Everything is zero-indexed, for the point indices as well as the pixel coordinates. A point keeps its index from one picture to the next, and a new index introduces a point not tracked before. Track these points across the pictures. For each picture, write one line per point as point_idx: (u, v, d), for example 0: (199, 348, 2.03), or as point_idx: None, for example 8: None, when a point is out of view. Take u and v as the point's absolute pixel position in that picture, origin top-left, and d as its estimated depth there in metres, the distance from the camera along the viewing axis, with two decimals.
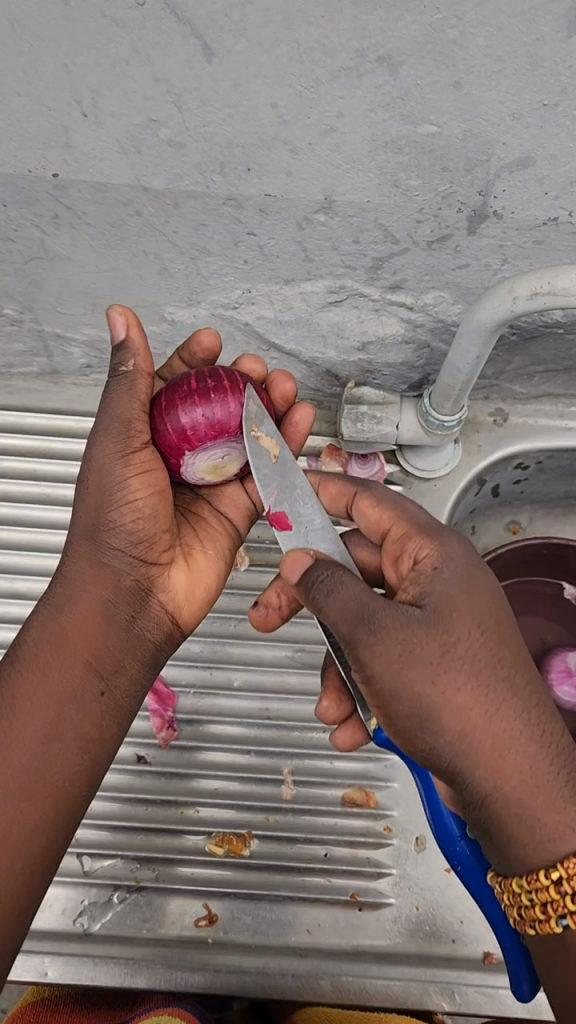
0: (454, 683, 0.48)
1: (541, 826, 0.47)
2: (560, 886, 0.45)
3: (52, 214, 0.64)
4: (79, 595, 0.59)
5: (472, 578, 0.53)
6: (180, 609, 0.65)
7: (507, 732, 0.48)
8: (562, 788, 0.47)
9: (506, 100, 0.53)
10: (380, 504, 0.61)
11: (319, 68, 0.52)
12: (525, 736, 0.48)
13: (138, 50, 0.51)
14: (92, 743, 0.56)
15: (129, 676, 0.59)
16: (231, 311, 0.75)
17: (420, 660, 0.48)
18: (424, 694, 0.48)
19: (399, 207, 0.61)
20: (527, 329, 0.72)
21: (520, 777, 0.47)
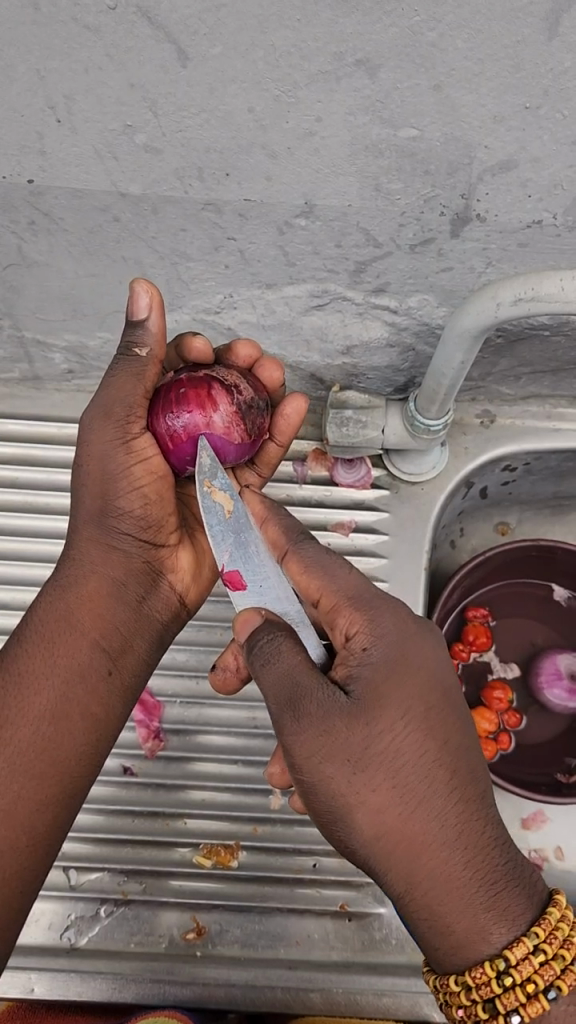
0: (371, 783, 0.47)
1: (452, 931, 0.47)
2: (470, 993, 0.46)
3: (28, 221, 0.63)
4: (89, 576, 0.60)
5: (401, 662, 0.51)
6: (187, 589, 0.68)
7: (424, 838, 0.47)
8: (475, 901, 0.46)
9: (487, 103, 0.52)
10: (310, 571, 0.55)
11: (297, 72, 0.51)
12: (442, 839, 0.47)
13: (112, 54, 0.50)
14: (100, 721, 0.57)
15: (136, 655, 0.62)
16: (213, 316, 0.74)
17: (338, 760, 0.47)
18: (342, 793, 0.47)
19: (381, 210, 0.60)
20: (513, 331, 0.71)
21: (434, 883, 0.47)
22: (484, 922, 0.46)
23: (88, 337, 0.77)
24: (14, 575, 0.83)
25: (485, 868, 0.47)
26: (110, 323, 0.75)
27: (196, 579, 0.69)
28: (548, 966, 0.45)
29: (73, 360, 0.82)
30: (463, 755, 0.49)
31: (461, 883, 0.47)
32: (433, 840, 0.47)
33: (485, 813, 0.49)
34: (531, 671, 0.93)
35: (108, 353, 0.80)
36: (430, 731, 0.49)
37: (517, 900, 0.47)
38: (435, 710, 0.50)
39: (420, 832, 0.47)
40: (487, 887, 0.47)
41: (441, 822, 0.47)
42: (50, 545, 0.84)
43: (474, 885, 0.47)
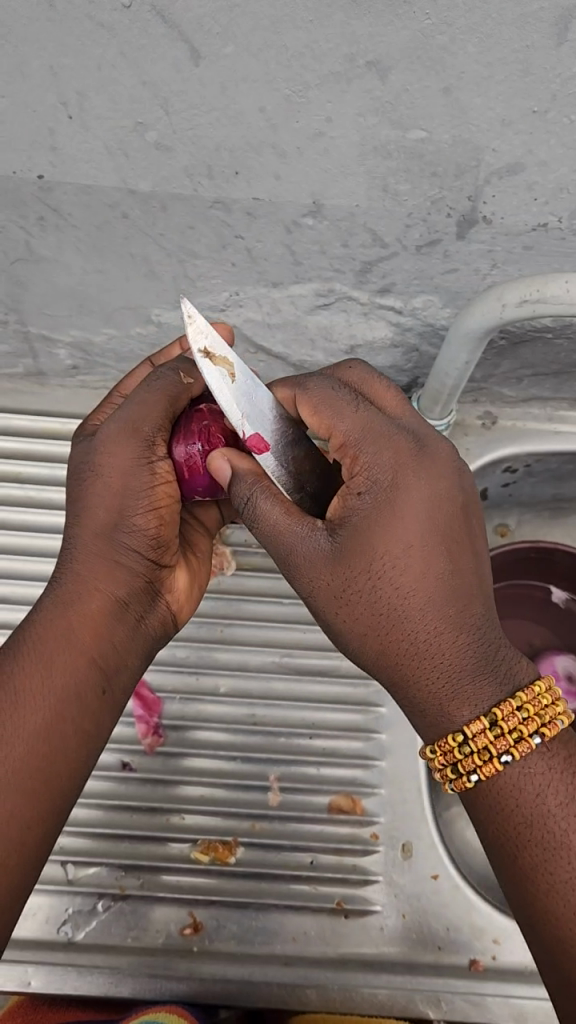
0: (369, 602, 0.54)
1: (448, 681, 0.52)
2: (493, 720, 0.50)
3: (37, 216, 0.63)
4: (92, 594, 0.59)
5: (395, 497, 0.54)
6: (180, 610, 0.68)
7: (411, 550, 0.53)
8: (450, 595, 0.53)
9: (496, 106, 0.53)
10: (317, 413, 0.57)
11: (309, 72, 0.51)
12: (434, 568, 0.53)
13: (125, 52, 0.51)
14: (89, 742, 0.56)
15: (127, 672, 0.60)
16: (218, 314, 0.74)
17: (341, 591, 0.55)
18: (345, 616, 0.55)
19: (388, 211, 0.61)
20: (516, 333, 0.72)
21: (422, 613, 0.53)
22: (454, 639, 0.53)
23: (93, 332, 0.78)
24: (15, 570, 0.83)
25: (453, 550, 0.54)
26: (116, 319, 0.76)
27: (188, 601, 0.69)
28: (530, 718, 0.50)
29: (77, 356, 0.82)
30: (461, 541, 0.55)
31: (439, 606, 0.53)
32: (412, 557, 0.53)
33: (477, 577, 0.55)
34: None
35: (112, 349, 0.80)
36: (395, 486, 0.55)
37: (483, 668, 0.52)
38: (448, 543, 0.54)
39: (400, 565, 0.53)
40: (470, 679, 0.52)
41: (420, 541, 0.54)
42: (51, 541, 0.84)
43: (445, 573, 0.53)
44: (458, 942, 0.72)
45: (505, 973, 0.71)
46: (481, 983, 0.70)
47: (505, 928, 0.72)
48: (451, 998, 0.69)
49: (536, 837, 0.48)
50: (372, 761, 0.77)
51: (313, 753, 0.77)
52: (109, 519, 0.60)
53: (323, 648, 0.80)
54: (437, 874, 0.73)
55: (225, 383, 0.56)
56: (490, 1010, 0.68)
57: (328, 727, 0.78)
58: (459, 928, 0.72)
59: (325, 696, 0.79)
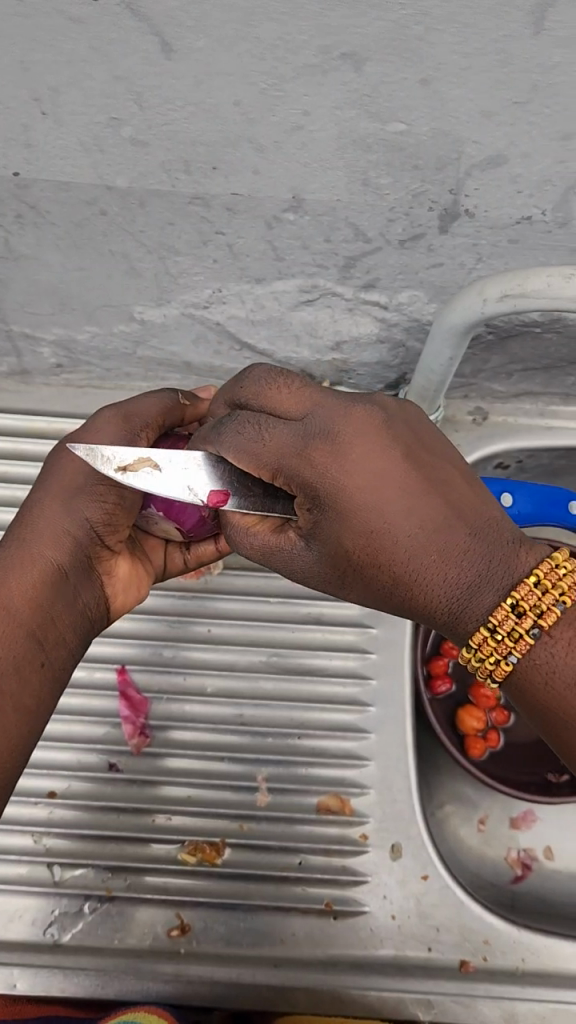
0: (366, 584, 0.55)
1: (458, 616, 0.53)
2: (497, 633, 0.51)
3: (15, 213, 0.63)
4: (37, 560, 0.57)
5: (334, 496, 0.52)
6: (119, 592, 0.65)
7: (374, 539, 0.52)
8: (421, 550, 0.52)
9: (475, 98, 0.52)
10: (242, 459, 0.53)
11: (283, 65, 0.50)
12: (398, 540, 0.52)
13: (96, 46, 0.50)
14: (29, 713, 0.54)
15: (69, 645, 0.58)
16: (202, 311, 0.73)
17: (343, 579, 0.56)
18: (356, 595, 0.57)
19: (370, 205, 0.60)
20: (504, 328, 0.71)
21: (410, 581, 0.53)
22: (452, 574, 0.52)
23: (77, 329, 0.77)
24: None
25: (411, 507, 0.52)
26: (99, 317, 0.75)
27: (129, 589, 0.66)
28: (524, 614, 0.50)
29: (62, 353, 0.81)
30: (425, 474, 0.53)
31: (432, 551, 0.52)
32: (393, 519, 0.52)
33: (454, 497, 0.53)
34: None
35: (97, 346, 0.79)
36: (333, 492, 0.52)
37: (479, 594, 0.52)
38: (406, 496, 0.52)
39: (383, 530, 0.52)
40: (472, 596, 0.52)
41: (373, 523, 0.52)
42: None
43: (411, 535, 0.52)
44: (447, 943, 0.70)
45: (496, 973, 0.70)
46: (471, 984, 0.69)
47: (495, 930, 0.71)
48: (441, 999, 0.69)
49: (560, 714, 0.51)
50: (361, 760, 0.76)
51: (303, 753, 0.76)
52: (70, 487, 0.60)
53: (309, 646, 0.79)
54: (427, 874, 0.72)
55: (152, 477, 0.56)
56: (480, 1012, 0.68)
57: (317, 726, 0.77)
58: (449, 928, 0.71)
59: (315, 695, 0.78)
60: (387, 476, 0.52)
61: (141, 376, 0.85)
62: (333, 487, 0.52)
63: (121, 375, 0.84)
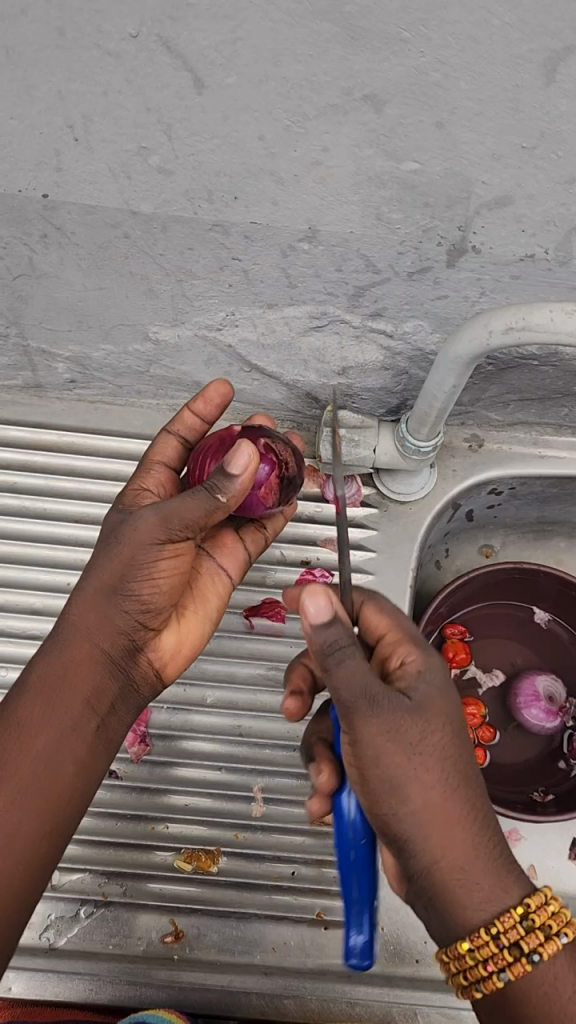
0: (418, 777, 0.49)
1: (466, 874, 0.48)
2: (498, 939, 0.46)
3: (41, 234, 0.65)
4: (87, 639, 0.58)
5: (435, 707, 0.52)
6: (165, 662, 0.65)
7: (456, 822, 0.49)
8: (483, 858, 0.48)
9: (487, 141, 0.55)
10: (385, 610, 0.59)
11: (307, 103, 0.53)
12: (465, 826, 0.49)
13: (130, 79, 0.53)
14: (87, 775, 0.55)
15: (120, 709, 0.59)
16: (215, 333, 0.76)
17: (412, 781, 0.49)
18: (386, 767, 0.49)
19: (381, 238, 0.63)
20: (503, 360, 0.74)
21: (461, 856, 0.48)
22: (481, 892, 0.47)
23: (92, 348, 0.79)
24: (9, 578, 0.84)
25: (481, 830, 0.49)
26: (115, 335, 0.77)
27: (175, 656, 0.66)
28: (533, 930, 0.46)
29: (76, 370, 0.83)
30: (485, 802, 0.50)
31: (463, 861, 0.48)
32: (419, 801, 0.49)
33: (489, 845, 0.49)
34: (510, 691, 0.94)
35: (110, 364, 0.82)
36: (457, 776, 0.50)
37: (506, 887, 0.47)
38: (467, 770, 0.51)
39: (455, 871, 0.48)
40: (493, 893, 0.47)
41: (449, 799, 0.49)
42: (44, 550, 0.85)
43: (480, 840, 0.48)
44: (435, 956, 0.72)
45: None
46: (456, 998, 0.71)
47: None
48: (427, 1011, 0.70)
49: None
50: None
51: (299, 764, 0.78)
52: (113, 580, 0.58)
53: None
54: None
55: None
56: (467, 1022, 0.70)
57: None
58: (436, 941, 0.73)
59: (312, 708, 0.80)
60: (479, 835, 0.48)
61: (151, 393, 0.87)
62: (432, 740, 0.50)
63: (132, 392, 0.87)
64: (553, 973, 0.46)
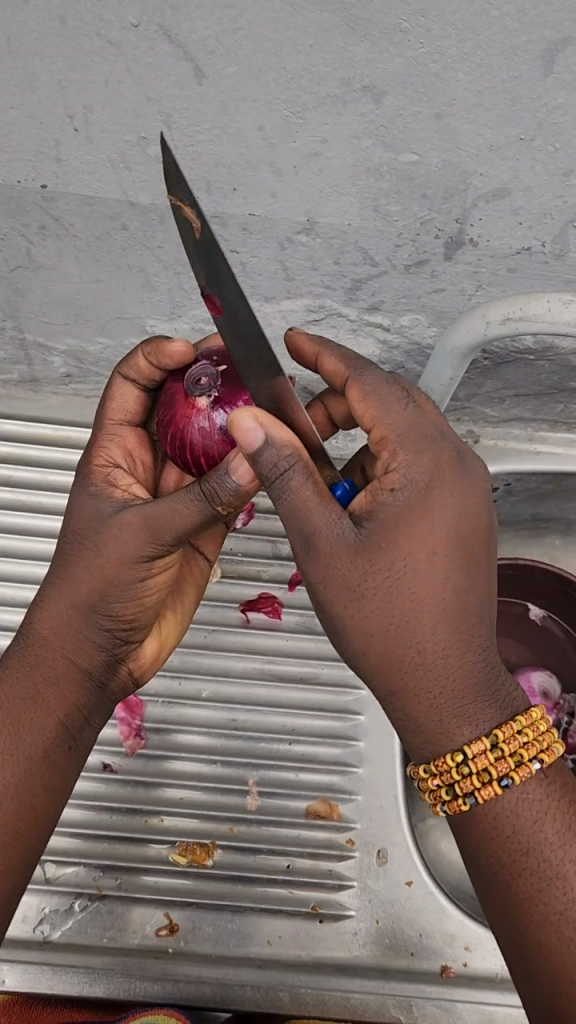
0: (402, 568, 0.49)
1: (438, 709, 0.49)
2: (495, 751, 0.48)
3: (38, 224, 0.65)
4: (62, 660, 0.57)
5: (453, 490, 0.50)
6: (142, 671, 0.65)
7: (444, 603, 0.49)
8: (470, 660, 0.49)
9: (484, 133, 0.55)
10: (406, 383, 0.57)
11: (307, 94, 0.54)
12: (456, 623, 0.49)
13: (131, 68, 0.53)
14: (55, 798, 0.56)
15: (91, 726, 0.60)
16: (212, 326, 0.76)
17: (393, 571, 0.49)
18: (369, 567, 0.49)
19: (379, 230, 0.63)
20: (499, 355, 0.75)
21: (443, 651, 0.49)
22: (468, 669, 0.49)
23: (88, 341, 0.79)
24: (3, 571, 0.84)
25: (473, 633, 0.49)
26: (111, 329, 0.77)
27: (154, 665, 0.66)
28: (531, 742, 0.49)
29: (71, 364, 0.83)
30: (483, 632, 0.50)
31: (451, 639, 0.49)
32: (405, 588, 0.49)
33: (478, 624, 0.50)
34: None
35: (106, 359, 0.82)
36: (460, 554, 0.50)
37: (480, 715, 0.49)
38: (470, 548, 0.50)
39: (437, 650, 0.49)
40: (475, 697, 0.49)
41: (441, 639, 0.49)
42: (36, 544, 0.84)
43: (465, 647, 0.49)
44: (430, 949, 0.73)
45: (476, 979, 0.72)
46: (451, 990, 0.71)
47: (476, 937, 0.73)
48: (422, 1003, 0.70)
49: (529, 871, 0.47)
50: (349, 768, 0.78)
51: (295, 758, 0.78)
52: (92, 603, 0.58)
53: (299, 655, 0.81)
54: (411, 881, 0.75)
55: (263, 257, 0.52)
56: (461, 1014, 0.70)
57: (307, 733, 0.79)
58: (432, 935, 0.73)
59: (307, 703, 0.80)
60: (459, 600, 0.49)
61: None
62: (420, 594, 0.49)
63: None
64: (548, 810, 0.48)
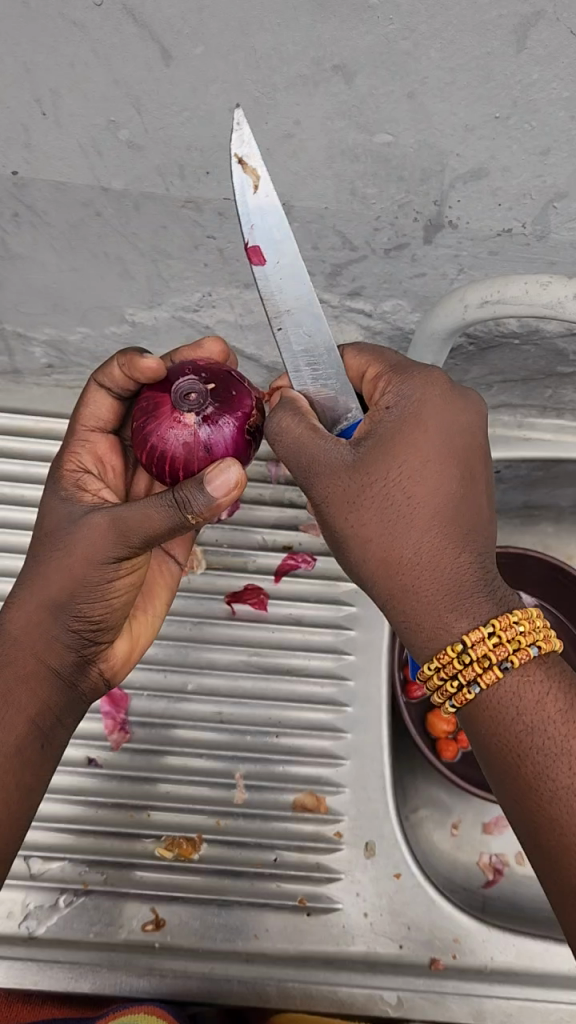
0: (397, 471, 0.52)
1: (438, 611, 0.50)
2: (496, 638, 0.48)
3: (12, 212, 0.64)
4: (34, 658, 0.57)
5: (446, 404, 0.54)
6: (116, 671, 0.65)
7: (438, 507, 0.51)
8: (465, 561, 0.50)
9: (459, 112, 0.54)
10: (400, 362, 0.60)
11: (277, 74, 0.53)
12: (451, 526, 0.51)
13: (97, 49, 0.51)
14: (29, 797, 0.55)
15: (66, 727, 0.59)
16: (192, 314, 0.75)
17: (389, 470, 0.52)
18: (368, 473, 0.52)
19: (357, 214, 0.62)
20: (483, 339, 0.73)
21: (437, 550, 0.50)
22: (462, 569, 0.50)
23: (68, 330, 0.78)
24: None
25: (469, 536, 0.51)
26: (91, 318, 0.76)
27: (126, 665, 0.66)
28: (529, 628, 0.49)
29: (53, 354, 0.82)
30: (479, 539, 0.52)
31: (446, 538, 0.51)
32: (400, 488, 0.51)
33: (473, 528, 0.52)
34: None
35: (88, 348, 0.81)
36: (454, 460, 0.53)
37: (476, 609, 0.49)
38: (462, 459, 0.53)
39: (431, 549, 0.51)
40: (472, 594, 0.50)
41: (435, 538, 0.51)
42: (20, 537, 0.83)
43: (460, 547, 0.51)
44: (418, 939, 0.72)
45: (465, 970, 0.71)
46: (441, 982, 0.70)
47: (465, 928, 0.73)
48: (411, 996, 0.69)
49: (542, 765, 0.47)
50: (337, 759, 0.77)
51: (282, 750, 0.77)
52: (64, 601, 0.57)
53: (285, 645, 0.80)
54: (400, 872, 0.74)
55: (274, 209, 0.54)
56: (449, 1007, 0.69)
57: (294, 725, 0.78)
58: (419, 926, 0.72)
59: (294, 694, 0.79)
60: (452, 503, 0.51)
61: None
62: (414, 492, 0.51)
63: None
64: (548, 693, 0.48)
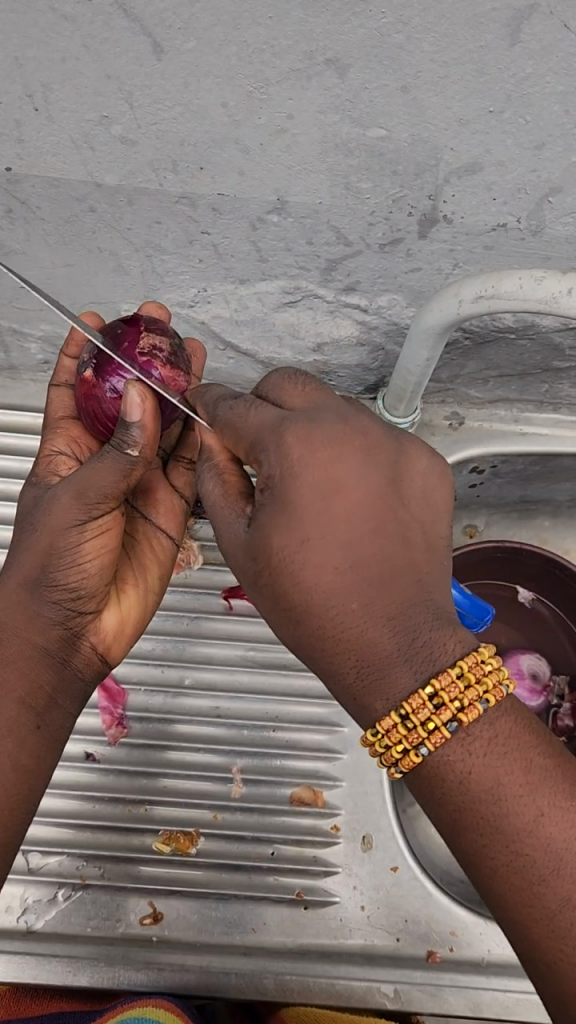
0: (301, 546, 0.48)
1: (362, 688, 0.47)
2: (426, 715, 0.44)
3: (6, 208, 0.64)
4: (17, 640, 0.56)
5: (336, 453, 0.49)
6: (109, 648, 0.63)
7: (340, 576, 0.47)
8: (376, 625, 0.46)
9: (453, 105, 0.54)
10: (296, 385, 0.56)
11: (269, 68, 0.53)
12: (359, 594, 0.47)
13: (88, 43, 0.51)
14: (27, 775, 0.54)
15: (61, 708, 0.57)
16: (188, 310, 0.75)
17: (292, 545, 0.48)
18: (277, 553, 0.48)
19: (351, 209, 0.62)
20: (479, 334, 0.73)
21: (355, 618, 0.47)
22: (378, 637, 0.46)
23: (64, 327, 0.78)
24: None
25: (381, 593, 0.47)
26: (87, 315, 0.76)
27: (120, 637, 0.64)
28: (472, 685, 0.44)
29: (49, 351, 0.83)
30: (391, 599, 0.47)
31: (358, 603, 0.47)
32: (303, 569, 0.48)
33: (388, 582, 0.47)
34: None
35: None
36: (361, 514, 0.48)
37: (397, 683, 0.46)
38: (369, 508, 0.49)
39: (348, 623, 0.47)
40: (392, 663, 0.46)
41: (347, 607, 0.47)
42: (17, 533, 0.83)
43: (368, 612, 0.47)
44: (416, 933, 0.73)
45: (462, 963, 0.72)
46: (438, 974, 0.70)
47: (461, 922, 0.73)
48: (408, 988, 0.69)
49: (496, 841, 0.43)
50: (334, 754, 0.78)
51: (280, 745, 0.77)
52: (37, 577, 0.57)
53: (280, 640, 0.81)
54: (396, 866, 0.75)
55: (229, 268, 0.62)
56: (447, 1000, 0.69)
57: (291, 720, 0.78)
58: (417, 920, 0.73)
59: (291, 688, 0.80)
60: (360, 565, 0.47)
61: None
62: (316, 569, 0.47)
63: None
64: (502, 747, 0.44)
